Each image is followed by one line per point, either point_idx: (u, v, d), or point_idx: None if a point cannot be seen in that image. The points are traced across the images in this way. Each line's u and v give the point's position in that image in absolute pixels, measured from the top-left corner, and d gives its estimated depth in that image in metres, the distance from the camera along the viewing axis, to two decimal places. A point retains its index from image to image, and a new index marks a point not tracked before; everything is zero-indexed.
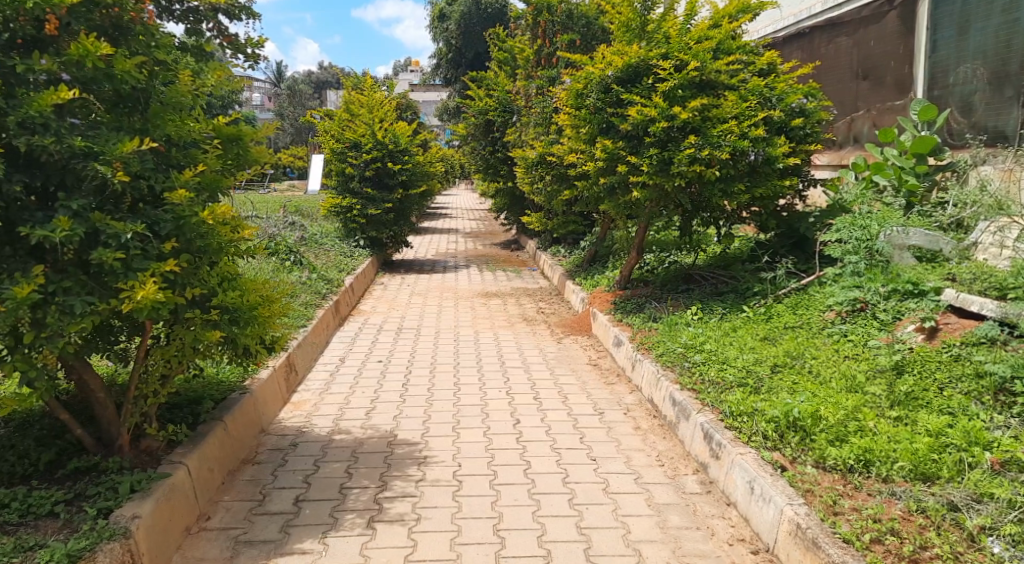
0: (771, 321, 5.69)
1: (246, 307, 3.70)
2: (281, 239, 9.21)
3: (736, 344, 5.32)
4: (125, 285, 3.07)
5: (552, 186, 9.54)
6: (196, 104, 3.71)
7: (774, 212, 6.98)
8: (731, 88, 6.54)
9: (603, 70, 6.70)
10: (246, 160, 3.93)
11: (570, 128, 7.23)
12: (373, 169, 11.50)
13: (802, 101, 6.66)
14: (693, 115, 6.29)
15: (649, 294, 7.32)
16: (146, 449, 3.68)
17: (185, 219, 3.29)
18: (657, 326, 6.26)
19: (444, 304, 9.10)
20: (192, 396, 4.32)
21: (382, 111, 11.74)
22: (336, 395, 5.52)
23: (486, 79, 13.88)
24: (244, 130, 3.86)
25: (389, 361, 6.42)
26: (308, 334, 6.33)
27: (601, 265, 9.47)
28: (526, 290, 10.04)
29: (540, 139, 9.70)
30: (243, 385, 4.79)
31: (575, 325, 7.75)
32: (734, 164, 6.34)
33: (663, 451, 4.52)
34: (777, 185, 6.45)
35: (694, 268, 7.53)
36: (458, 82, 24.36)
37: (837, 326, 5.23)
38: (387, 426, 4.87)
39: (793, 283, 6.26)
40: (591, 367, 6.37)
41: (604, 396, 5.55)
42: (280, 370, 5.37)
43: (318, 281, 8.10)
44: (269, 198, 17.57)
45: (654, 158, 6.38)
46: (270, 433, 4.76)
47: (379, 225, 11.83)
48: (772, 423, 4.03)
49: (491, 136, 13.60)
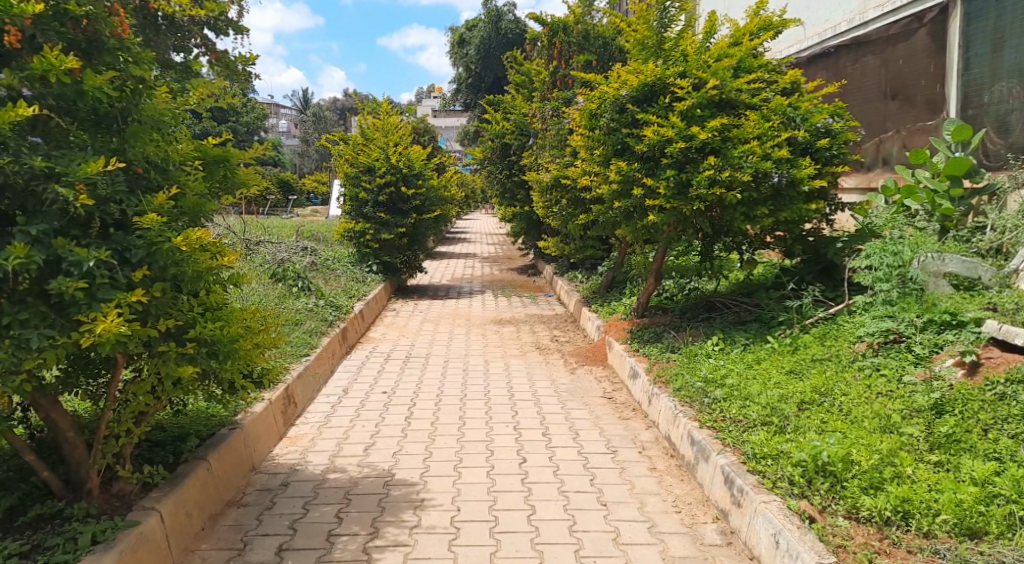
0: (796, 353, 5.36)
1: (226, 339, 3.44)
2: (290, 264, 9.02)
3: (759, 379, 4.98)
4: (87, 317, 2.86)
5: (568, 210, 9.28)
6: (177, 123, 3.51)
7: (800, 238, 6.64)
8: (753, 107, 6.25)
9: (618, 89, 6.44)
10: (233, 182, 3.75)
11: (584, 150, 6.98)
12: (387, 193, 11.33)
13: (828, 121, 6.35)
14: (712, 135, 5.99)
15: (668, 322, 7.00)
16: (118, 493, 3.43)
17: (158, 245, 3.07)
18: (675, 358, 5.93)
19: (456, 332, 8.84)
20: (176, 433, 4.08)
21: (397, 135, 11.52)
22: (336, 429, 5.25)
23: (503, 102, 13.74)
24: (230, 151, 3.68)
25: (393, 392, 6.15)
26: (310, 364, 6.08)
27: (619, 291, 9.16)
28: (541, 317, 9.75)
29: (555, 162, 9.47)
30: (234, 419, 4.54)
31: (590, 355, 7.43)
32: (756, 187, 6.02)
33: (681, 496, 4.18)
34: (803, 208, 6.12)
35: (715, 295, 7.21)
36: (477, 107, 24.31)
37: (868, 359, 4.87)
38: (385, 464, 4.58)
39: (820, 312, 5.91)
40: (606, 400, 6.03)
41: (618, 433, 5.22)
42: (276, 403, 5.10)
43: (325, 307, 7.87)
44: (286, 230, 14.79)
45: (671, 181, 6.10)
46: (261, 471, 4.49)
47: (392, 250, 11.64)
48: (798, 467, 3.67)
49: (508, 160, 13.41)
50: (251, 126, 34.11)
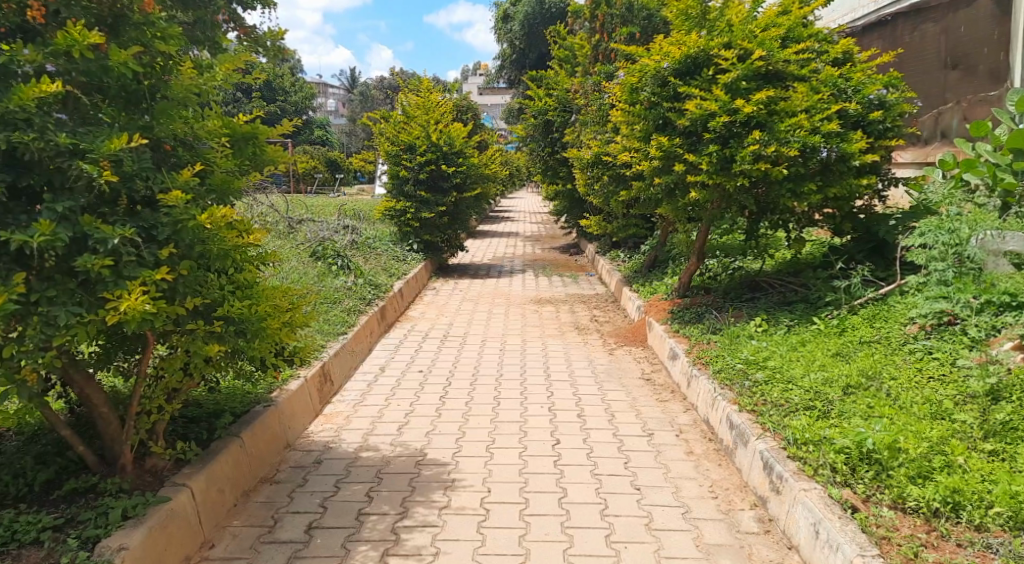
0: (844, 335, 5.17)
1: (254, 318, 3.43)
2: (330, 242, 9.05)
3: (803, 362, 4.81)
4: (113, 295, 2.87)
5: (609, 187, 9.11)
6: (205, 99, 3.49)
7: (850, 215, 6.41)
8: (801, 79, 6.01)
9: (659, 61, 6.23)
10: (262, 159, 3.74)
11: (624, 125, 6.80)
12: (428, 172, 11.29)
13: (882, 93, 6.06)
14: (757, 108, 5.78)
15: (710, 303, 6.83)
16: (151, 469, 3.46)
17: (183, 223, 3.06)
18: (716, 339, 5.77)
19: (495, 311, 8.79)
20: (211, 409, 4.10)
21: (438, 113, 11.44)
22: (371, 408, 5.24)
23: (546, 78, 13.56)
24: (259, 127, 3.68)
25: (430, 371, 6.13)
26: (347, 342, 6.09)
27: (662, 271, 8.99)
28: (582, 297, 9.63)
29: (596, 138, 9.29)
30: (269, 397, 4.56)
31: (630, 336, 7.29)
32: (804, 162, 5.81)
33: (718, 481, 4.05)
34: (854, 184, 5.86)
35: (760, 275, 7.00)
36: (521, 84, 24.09)
37: (920, 342, 4.67)
38: (418, 443, 4.56)
39: (870, 293, 5.67)
40: (644, 381, 5.91)
41: (655, 415, 5.11)
42: (312, 380, 5.12)
43: (365, 286, 7.88)
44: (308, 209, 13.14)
45: (714, 156, 5.90)
46: (295, 448, 4.50)
47: (433, 228, 11.62)
48: (841, 454, 3.52)
49: (550, 137, 13.25)
50: (298, 106, 34.41)
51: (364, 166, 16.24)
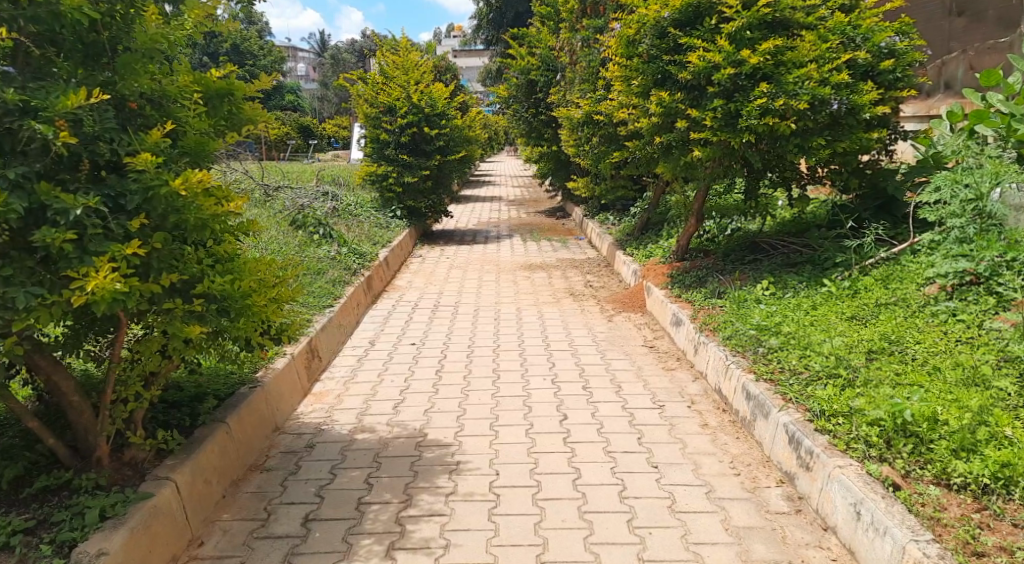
0: (857, 297, 4.96)
1: (237, 296, 3.09)
2: (311, 209, 8.65)
3: (820, 326, 4.60)
4: (79, 272, 2.53)
5: (601, 147, 8.78)
6: (169, 50, 3.14)
7: (857, 170, 6.10)
8: (807, 27, 5.70)
9: (659, 11, 5.85)
10: (240, 119, 3.43)
11: (620, 81, 6.45)
12: (410, 135, 10.87)
13: (893, 41, 5.77)
14: (764, 59, 5.48)
15: (711, 265, 6.58)
16: (130, 461, 3.13)
17: (155, 190, 2.71)
18: (723, 304, 5.53)
19: (485, 278, 8.48)
20: (193, 393, 3.79)
21: (418, 73, 10.99)
22: (363, 385, 4.95)
23: (528, 35, 13.12)
24: (234, 84, 3.34)
25: (423, 344, 5.84)
26: (334, 315, 5.78)
27: (655, 233, 8.72)
28: (573, 261, 9.35)
29: (586, 96, 8.95)
30: (254, 378, 4.25)
31: (627, 301, 7.04)
32: (814, 116, 5.48)
33: (738, 456, 3.83)
34: (864, 138, 5.59)
35: (761, 235, 6.76)
36: (499, 44, 23.50)
37: (942, 304, 4.49)
38: (417, 423, 4.28)
39: (882, 253, 5.44)
40: (648, 349, 5.67)
41: (663, 385, 4.88)
42: (300, 358, 4.81)
43: (349, 255, 7.53)
44: (284, 175, 12.71)
45: (718, 111, 5.60)
46: (285, 432, 4.21)
47: (416, 194, 11.24)
48: (875, 427, 3.31)
49: (534, 97, 12.87)
50: (269, 70, 33.46)
51: (342, 131, 15.74)
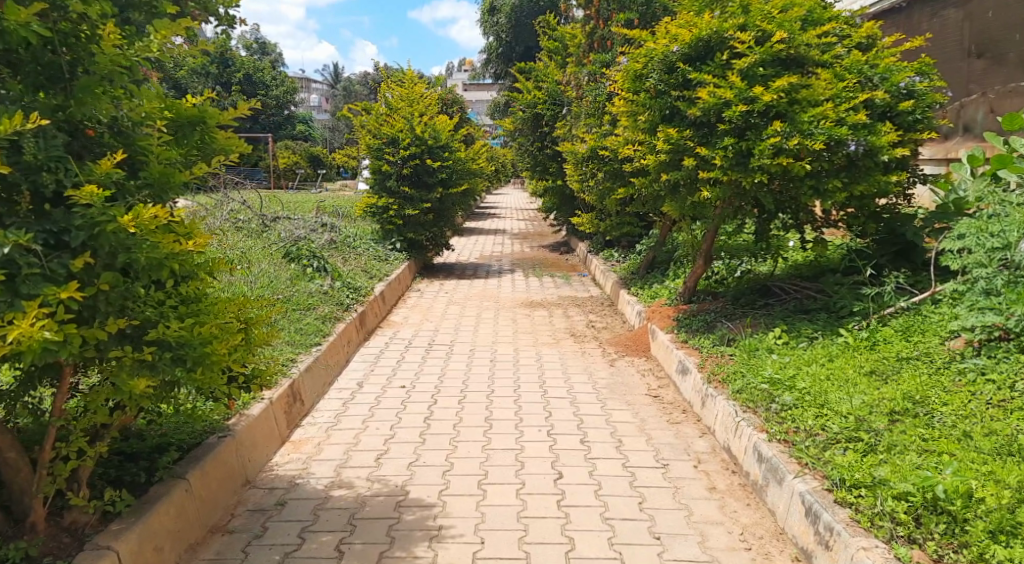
0: (876, 350, 4.65)
1: (195, 342, 2.77)
2: (306, 241, 8.39)
3: (836, 382, 4.28)
4: (6, 318, 2.25)
5: (605, 183, 8.51)
6: (133, 73, 2.90)
7: (874, 215, 5.81)
8: (823, 65, 5.48)
9: (668, 44, 5.64)
10: (212, 149, 3.20)
11: (626, 116, 6.20)
12: (411, 167, 10.65)
13: (913, 80, 5.53)
14: (777, 97, 5.22)
15: (719, 309, 6.28)
16: (70, 526, 2.82)
17: (101, 225, 2.44)
18: (732, 353, 5.21)
19: (483, 316, 8.18)
20: (154, 443, 3.47)
21: (422, 105, 10.80)
22: (346, 433, 4.63)
23: (536, 69, 13.00)
24: (206, 110, 3.12)
25: (414, 387, 5.52)
26: (321, 355, 5.47)
27: (661, 273, 8.44)
28: (575, 300, 9.06)
29: (592, 131, 8.74)
30: (225, 425, 3.93)
31: (630, 344, 6.73)
32: (829, 157, 5.23)
33: (749, 526, 3.49)
34: (882, 180, 5.32)
35: (772, 279, 6.48)
36: (507, 77, 23.42)
37: (968, 362, 4.18)
38: (399, 478, 3.96)
39: (902, 302, 5.13)
40: (652, 399, 5.34)
41: (668, 440, 4.54)
42: (278, 403, 4.50)
43: (342, 290, 7.23)
44: (285, 205, 12.48)
45: (730, 150, 5.33)
46: (255, 486, 3.88)
47: (417, 227, 10.99)
48: (902, 502, 2.97)
49: (540, 131, 12.69)
50: (280, 100, 33.54)
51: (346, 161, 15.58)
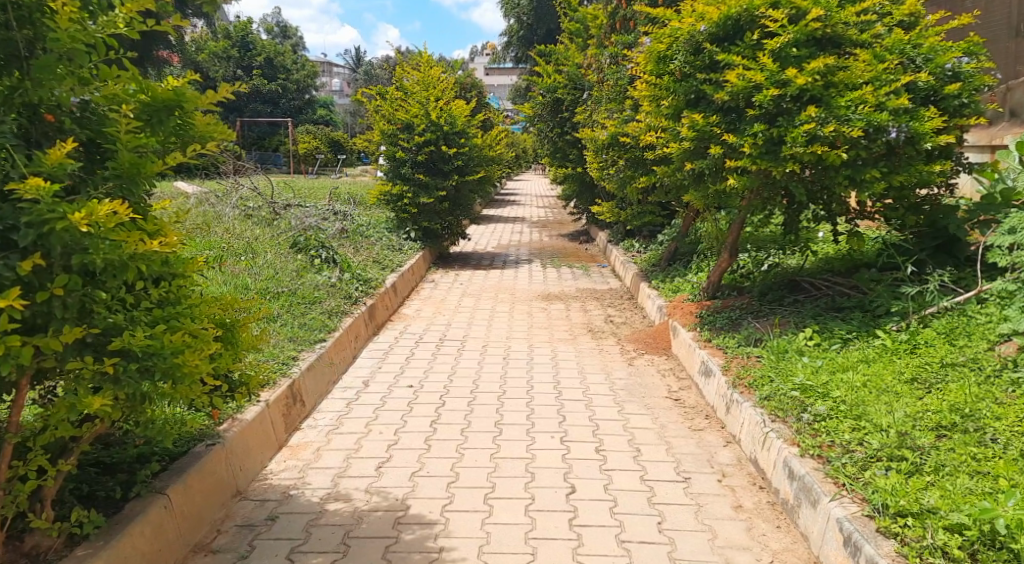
0: (917, 354, 4.30)
1: (164, 352, 2.56)
2: (316, 231, 8.15)
3: (873, 390, 3.94)
4: None
5: (626, 171, 8.16)
6: (98, 52, 2.69)
7: (913, 207, 5.42)
8: (861, 46, 5.10)
9: (694, 24, 5.29)
10: (190, 135, 2.95)
11: (649, 101, 5.84)
12: (427, 153, 10.35)
13: (959, 62, 5.13)
14: (812, 80, 4.84)
15: (745, 305, 5.94)
16: (31, 551, 2.60)
17: (51, 224, 2.27)
18: (760, 354, 4.87)
19: (498, 309, 7.90)
20: (136, 454, 3.25)
21: (439, 89, 10.50)
22: (348, 437, 4.37)
23: (556, 53, 12.64)
24: (183, 94, 2.80)
25: (422, 386, 5.25)
26: (325, 353, 5.21)
27: (684, 265, 8.09)
28: (594, 292, 8.75)
29: (613, 116, 8.39)
30: (216, 431, 3.69)
31: (651, 341, 6.41)
32: (868, 144, 4.85)
33: (779, 552, 3.19)
34: (924, 170, 4.94)
35: (802, 274, 6.12)
36: (529, 61, 22.98)
37: (1022, 370, 3.81)
38: (401, 491, 3.69)
39: (945, 301, 4.76)
40: (673, 402, 5.03)
41: (690, 450, 4.23)
42: (276, 405, 4.24)
43: (351, 282, 6.97)
44: (298, 192, 12.27)
45: (759, 137, 4.96)
46: (247, 497, 3.64)
47: (432, 215, 10.73)
48: (956, 536, 2.65)
49: (560, 117, 12.33)
50: (299, 85, 33.36)
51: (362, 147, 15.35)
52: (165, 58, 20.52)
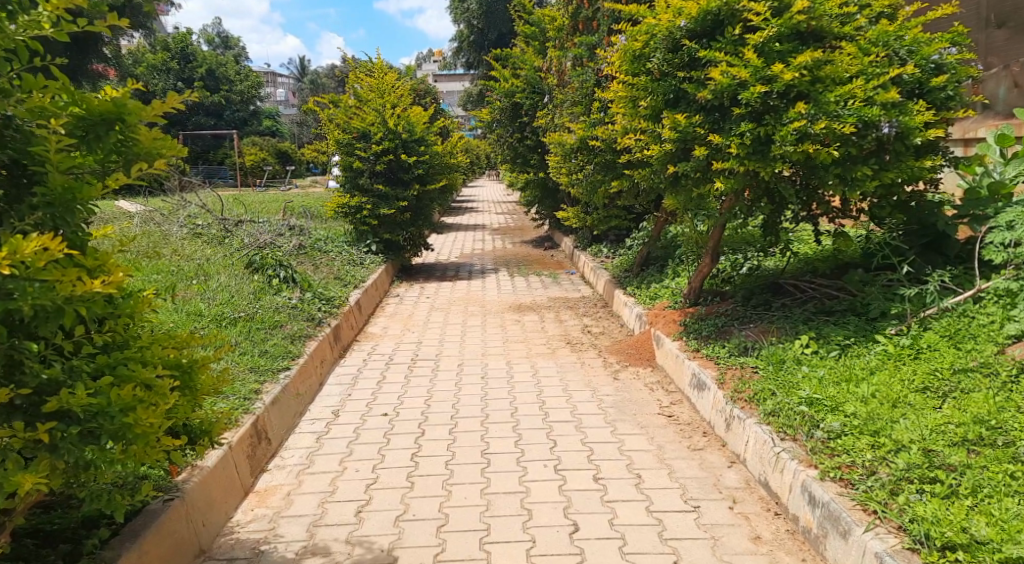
0: (924, 360, 4.08)
1: (112, 409, 2.18)
2: (273, 249, 7.69)
3: (886, 402, 3.71)
4: None
5: (595, 176, 7.88)
6: (19, 59, 2.30)
7: (901, 204, 5.24)
8: (844, 38, 4.91)
9: (672, 19, 5.03)
10: (133, 153, 2.51)
11: (624, 101, 5.58)
12: (385, 162, 9.94)
13: (944, 53, 4.96)
14: (799, 75, 4.62)
15: (730, 312, 5.70)
16: None
17: None
18: (755, 365, 4.62)
19: (469, 323, 7.54)
20: (86, 517, 2.86)
21: (395, 96, 10.14)
22: (322, 477, 3.99)
23: (513, 57, 12.34)
24: (124, 105, 2.42)
25: (397, 414, 4.88)
26: (290, 382, 4.80)
27: (659, 270, 7.84)
28: (567, 301, 8.45)
29: (580, 120, 8.12)
30: (174, 482, 3.28)
31: (633, 352, 6.13)
32: (858, 141, 4.64)
33: None
34: (916, 166, 4.74)
35: (785, 276, 5.91)
36: (481, 66, 22.63)
37: None
38: (387, 540, 3.35)
39: (944, 302, 4.58)
40: (667, 419, 4.75)
41: (694, 474, 3.96)
42: (240, 447, 3.83)
43: (313, 302, 6.55)
44: (249, 207, 11.73)
45: (746, 136, 4.73)
46: (213, 556, 3.24)
47: (393, 226, 10.31)
48: None
49: (519, 122, 12.04)
50: (245, 96, 32.48)
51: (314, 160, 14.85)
52: (102, 72, 19.80)
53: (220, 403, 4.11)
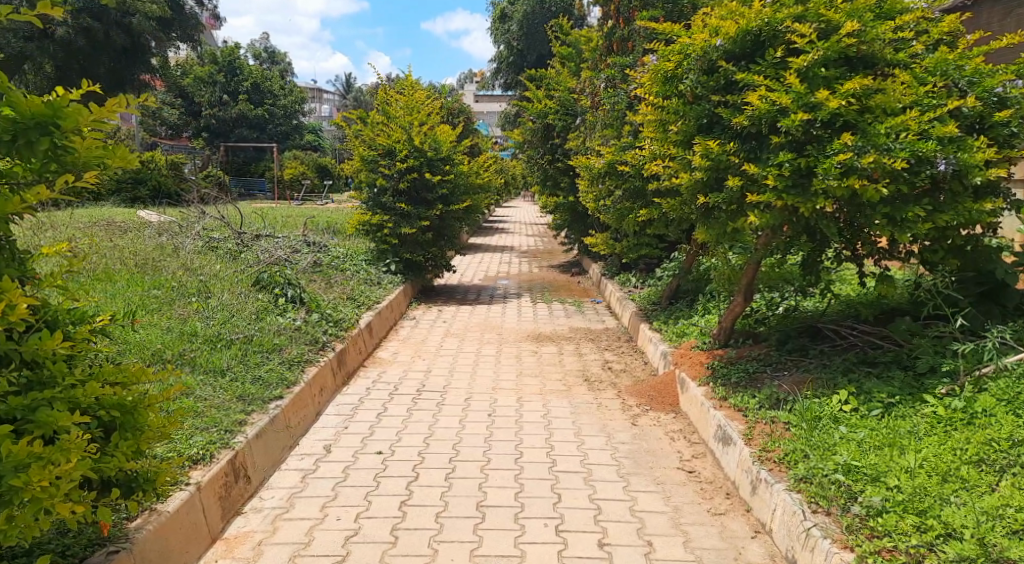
0: (980, 428, 3.60)
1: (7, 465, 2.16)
2: (284, 265, 7.43)
3: (935, 475, 3.23)
4: None
5: (624, 203, 7.50)
6: None
7: (957, 248, 4.74)
8: (898, 65, 4.47)
9: (708, 39, 4.66)
10: (67, 161, 2.36)
11: (654, 126, 5.20)
12: (409, 180, 9.66)
13: (1010, 86, 4.47)
14: (846, 103, 4.20)
15: (762, 357, 5.24)
16: None
17: None
18: (788, 421, 4.17)
19: (484, 352, 7.16)
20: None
21: (423, 113, 9.90)
22: (300, 524, 3.63)
23: (547, 77, 12.04)
24: (60, 110, 2.28)
25: (393, 454, 4.50)
26: (281, 413, 4.47)
27: (688, 305, 7.39)
28: (589, 333, 8.03)
29: (610, 143, 7.77)
30: (126, 528, 2.98)
31: (655, 395, 5.68)
32: (910, 178, 4.19)
33: None
34: (975, 209, 4.28)
35: (824, 320, 5.43)
36: (518, 86, 22.39)
37: None
38: None
39: (1003, 360, 4.08)
40: (687, 475, 4.31)
41: (712, 544, 3.52)
42: (212, 487, 3.50)
43: (319, 323, 6.24)
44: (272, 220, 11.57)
45: (785, 167, 4.30)
46: None
47: (415, 246, 10.00)
48: None
49: (550, 143, 11.70)
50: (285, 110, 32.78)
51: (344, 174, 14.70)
52: (145, 82, 20.13)
53: (196, 435, 3.78)
